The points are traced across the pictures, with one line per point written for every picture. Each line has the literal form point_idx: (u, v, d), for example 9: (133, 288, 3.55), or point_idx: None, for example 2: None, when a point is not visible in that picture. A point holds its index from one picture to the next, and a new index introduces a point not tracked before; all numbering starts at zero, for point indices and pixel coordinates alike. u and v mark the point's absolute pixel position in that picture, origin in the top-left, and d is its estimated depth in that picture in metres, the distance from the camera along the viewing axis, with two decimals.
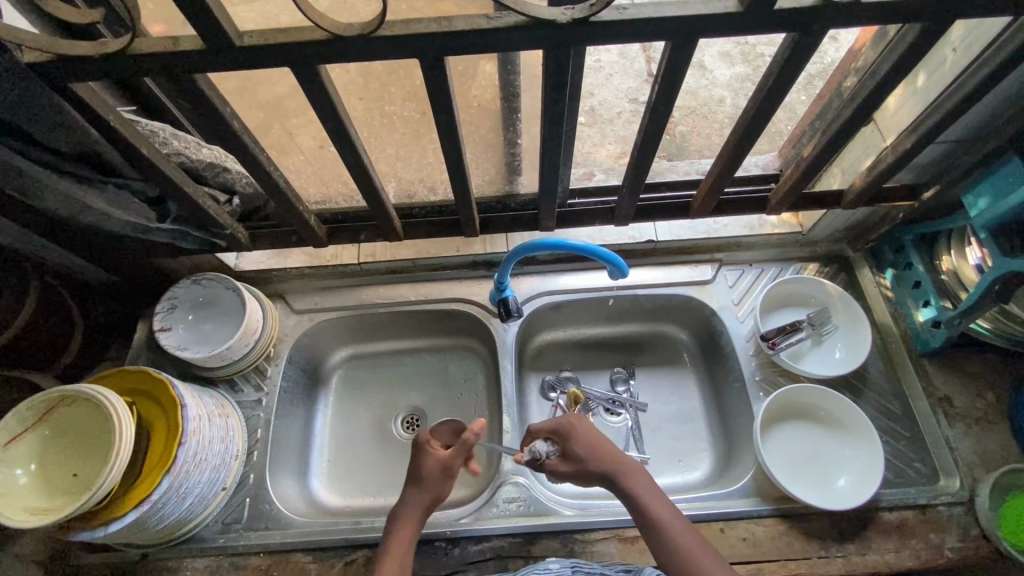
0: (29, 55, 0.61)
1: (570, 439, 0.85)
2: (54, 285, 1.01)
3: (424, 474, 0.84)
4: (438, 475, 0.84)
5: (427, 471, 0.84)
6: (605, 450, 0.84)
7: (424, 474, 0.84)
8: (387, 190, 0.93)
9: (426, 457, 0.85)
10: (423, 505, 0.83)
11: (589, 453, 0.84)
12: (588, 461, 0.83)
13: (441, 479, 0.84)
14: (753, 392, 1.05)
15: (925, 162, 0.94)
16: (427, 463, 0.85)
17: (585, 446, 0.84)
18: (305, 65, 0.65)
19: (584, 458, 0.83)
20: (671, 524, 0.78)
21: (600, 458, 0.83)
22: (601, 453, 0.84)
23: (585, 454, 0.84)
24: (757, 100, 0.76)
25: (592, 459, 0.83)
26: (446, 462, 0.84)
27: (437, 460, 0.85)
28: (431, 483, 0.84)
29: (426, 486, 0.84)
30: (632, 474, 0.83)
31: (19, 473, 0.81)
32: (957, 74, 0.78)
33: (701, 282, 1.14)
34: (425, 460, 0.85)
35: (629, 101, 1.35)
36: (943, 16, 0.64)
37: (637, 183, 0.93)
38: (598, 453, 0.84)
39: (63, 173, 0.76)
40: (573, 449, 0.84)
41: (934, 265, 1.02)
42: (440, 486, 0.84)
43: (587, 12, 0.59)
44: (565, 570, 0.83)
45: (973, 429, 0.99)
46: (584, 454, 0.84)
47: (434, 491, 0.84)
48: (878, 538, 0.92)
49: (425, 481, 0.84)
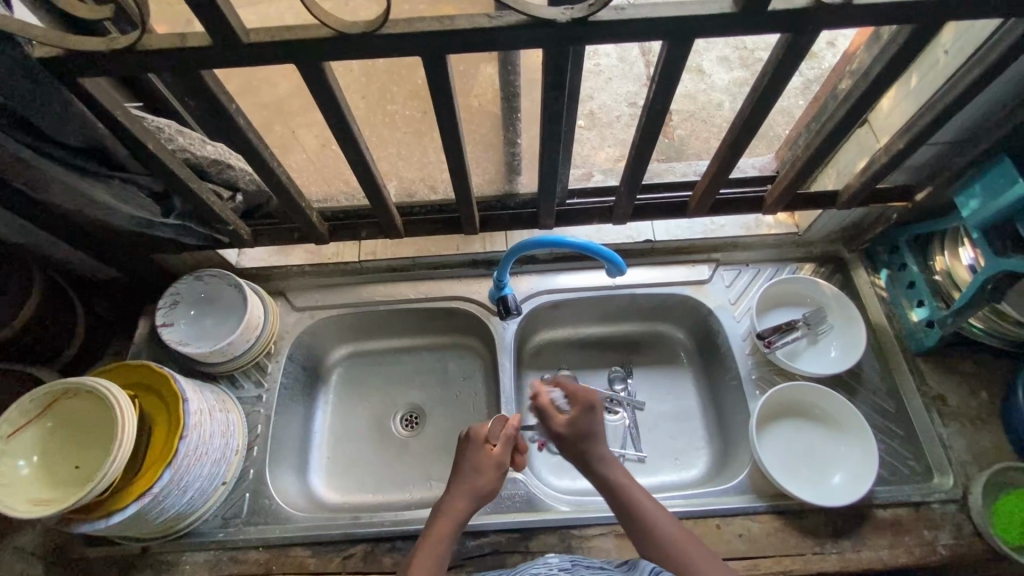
0: (38, 49, 0.62)
1: (589, 408, 0.90)
2: (57, 280, 1.02)
3: (477, 469, 0.86)
4: (492, 472, 0.86)
5: (479, 468, 0.86)
6: (602, 433, 0.89)
7: (475, 471, 0.86)
8: (388, 188, 0.94)
9: (482, 454, 0.87)
10: (469, 500, 0.84)
11: (592, 423, 0.89)
12: (585, 433, 0.88)
13: (492, 475, 0.86)
14: (749, 390, 1.06)
15: (918, 163, 0.95)
16: (481, 460, 0.87)
17: (583, 417, 0.89)
18: (310, 62, 0.66)
19: (585, 425, 0.88)
20: (660, 524, 0.80)
21: (597, 436, 0.89)
22: (601, 429, 0.89)
23: (583, 422, 0.89)
24: (754, 100, 0.77)
25: (591, 431, 0.88)
26: (500, 460, 0.87)
27: (492, 458, 0.87)
28: (484, 479, 0.85)
29: (478, 483, 0.85)
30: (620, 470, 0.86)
31: (21, 465, 0.82)
32: (949, 75, 0.80)
33: (699, 282, 1.16)
34: (479, 457, 0.87)
35: (628, 105, 1.37)
36: (933, 19, 0.65)
37: (635, 182, 0.95)
38: (593, 426, 0.89)
39: (70, 167, 0.77)
40: (586, 417, 0.89)
41: (928, 265, 1.03)
42: (488, 484, 0.85)
43: (586, 11, 0.61)
44: (566, 563, 0.85)
45: (967, 428, 1.00)
46: (580, 423, 0.89)
47: (483, 488, 0.85)
48: (871, 535, 0.93)
49: (476, 477, 0.85)
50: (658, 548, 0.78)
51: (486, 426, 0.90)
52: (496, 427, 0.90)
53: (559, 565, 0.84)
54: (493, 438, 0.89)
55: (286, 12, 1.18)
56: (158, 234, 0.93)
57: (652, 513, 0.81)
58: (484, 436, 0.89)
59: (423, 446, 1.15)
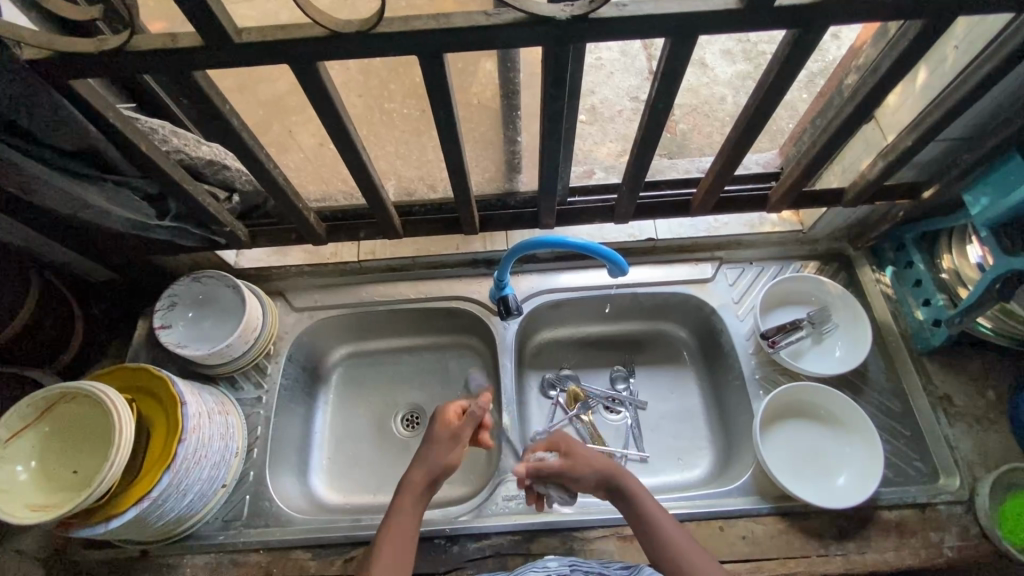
0: (28, 52, 0.61)
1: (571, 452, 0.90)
2: (54, 282, 1.01)
3: (438, 442, 0.89)
4: (448, 443, 0.89)
5: (437, 441, 0.89)
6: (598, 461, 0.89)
7: (434, 442, 0.89)
8: (387, 188, 0.93)
9: (439, 428, 0.90)
10: (429, 471, 0.87)
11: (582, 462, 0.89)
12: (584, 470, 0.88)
13: (450, 447, 0.89)
14: (753, 390, 1.05)
15: (926, 160, 0.94)
16: (438, 433, 0.90)
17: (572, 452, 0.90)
18: (304, 62, 0.65)
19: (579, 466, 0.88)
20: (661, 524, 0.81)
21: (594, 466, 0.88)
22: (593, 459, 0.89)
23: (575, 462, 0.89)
24: (758, 97, 0.76)
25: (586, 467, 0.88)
26: (456, 432, 0.90)
27: (447, 430, 0.90)
28: (440, 450, 0.88)
29: (434, 454, 0.88)
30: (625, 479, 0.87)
31: (19, 470, 0.82)
32: (958, 71, 0.78)
33: (702, 280, 1.14)
34: (436, 430, 0.90)
35: (630, 99, 1.35)
36: (943, 14, 0.63)
37: (638, 181, 0.93)
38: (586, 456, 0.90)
39: (64, 170, 0.76)
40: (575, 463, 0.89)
41: (935, 263, 1.01)
42: (449, 454, 0.88)
43: (587, 8, 0.59)
44: (565, 568, 0.85)
45: (974, 428, 0.99)
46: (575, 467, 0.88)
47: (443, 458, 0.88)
48: (877, 537, 0.92)
49: (434, 448, 0.88)
50: (660, 550, 0.79)
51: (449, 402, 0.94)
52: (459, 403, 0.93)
53: (557, 570, 0.85)
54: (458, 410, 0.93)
55: (281, 9, 1.17)
56: (155, 236, 0.92)
57: (653, 513, 0.82)
58: (450, 409, 0.92)
59: None
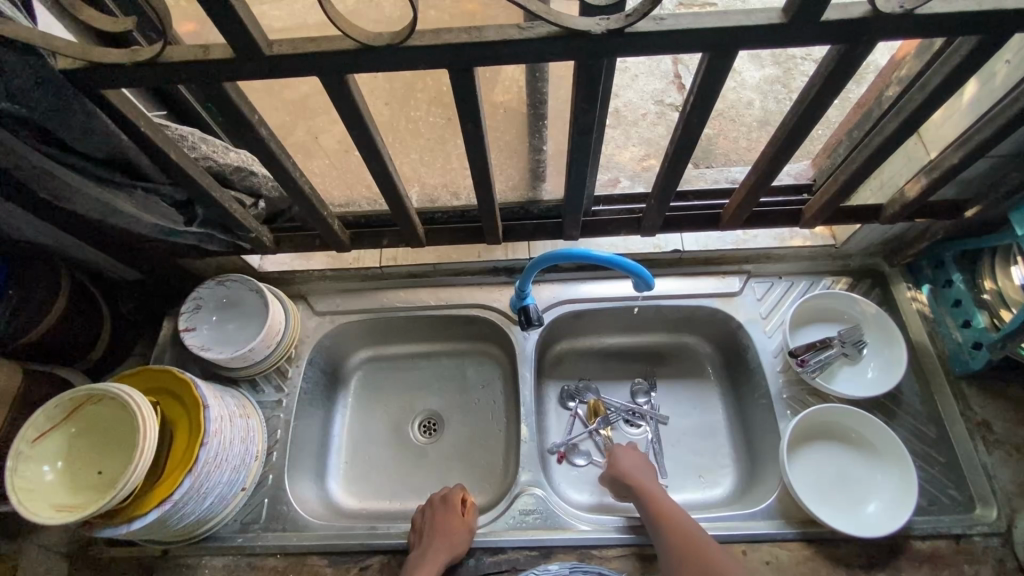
0: (62, 62, 0.61)
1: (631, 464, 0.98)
2: (84, 282, 1.02)
3: (452, 527, 0.93)
4: (464, 533, 0.93)
5: (453, 527, 0.93)
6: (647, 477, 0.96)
7: (451, 529, 0.93)
8: (411, 196, 0.92)
9: (456, 517, 0.94)
10: (447, 557, 0.90)
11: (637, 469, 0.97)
12: (628, 466, 0.97)
13: (464, 534, 0.93)
14: (780, 410, 1.02)
15: (970, 177, 0.90)
16: (455, 521, 0.94)
17: (639, 457, 1.00)
18: (334, 74, 0.64)
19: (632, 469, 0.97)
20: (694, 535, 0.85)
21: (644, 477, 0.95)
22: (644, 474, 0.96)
23: (629, 458, 0.99)
24: (797, 112, 0.73)
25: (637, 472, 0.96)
26: (468, 523, 0.95)
27: (462, 519, 0.95)
28: (459, 538, 0.92)
29: (452, 541, 0.91)
30: (659, 491, 0.93)
31: (45, 470, 0.82)
32: (1009, 88, 0.74)
33: (729, 294, 1.12)
34: (451, 518, 0.94)
35: (655, 102, 1.32)
36: (1001, 30, 0.60)
37: (667, 193, 0.91)
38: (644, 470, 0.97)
39: (94, 177, 0.76)
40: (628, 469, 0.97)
41: (976, 284, 0.98)
42: (461, 542, 0.92)
43: (623, 23, 0.57)
44: (565, 570, 0.90)
45: (1013, 456, 0.95)
46: (629, 459, 0.99)
47: (458, 548, 0.92)
48: (908, 567, 0.89)
49: (453, 535, 0.92)
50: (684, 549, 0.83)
51: (453, 493, 1.00)
52: (463, 498, 0.99)
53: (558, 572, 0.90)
54: (462, 501, 0.99)
55: (309, 12, 1.18)
56: (181, 240, 0.93)
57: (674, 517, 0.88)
58: (459, 500, 0.98)
59: (441, 453, 1.14)
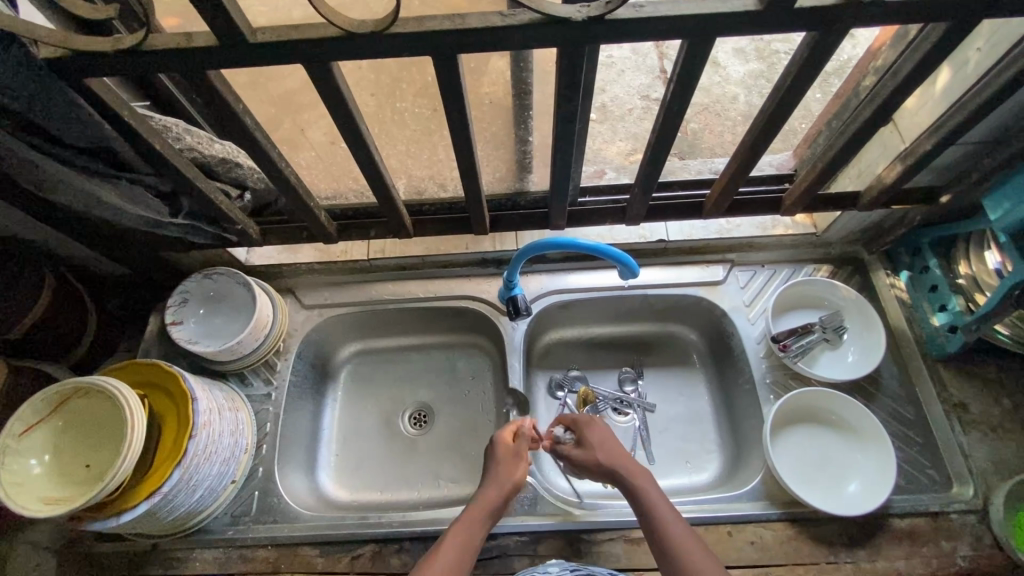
0: (44, 50, 0.61)
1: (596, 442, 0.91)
2: (67, 276, 1.01)
3: (502, 462, 0.90)
4: (515, 462, 0.90)
5: (504, 459, 0.90)
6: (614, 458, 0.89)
7: (502, 465, 0.89)
8: (397, 187, 0.93)
9: (505, 450, 0.91)
10: (502, 490, 0.86)
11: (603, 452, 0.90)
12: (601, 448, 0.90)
13: (515, 464, 0.89)
14: (763, 395, 1.04)
15: (945, 163, 0.92)
16: (501, 452, 0.91)
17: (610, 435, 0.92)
18: (318, 62, 0.65)
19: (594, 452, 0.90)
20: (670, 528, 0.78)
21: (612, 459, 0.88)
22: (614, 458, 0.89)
23: (598, 437, 0.92)
24: (775, 101, 0.75)
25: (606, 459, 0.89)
26: (518, 451, 0.91)
27: (512, 450, 0.91)
28: (514, 468, 0.89)
29: (504, 474, 0.88)
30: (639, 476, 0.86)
31: (33, 463, 0.82)
32: (980, 75, 0.76)
33: (712, 283, 1.14)
34: (502, 451, 0.91)
35: (641, 97, 1.34)
36: (968, 15, 0.62)
37: (651, 183, 0.92)
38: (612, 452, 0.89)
39: (76, 167, 0.76)
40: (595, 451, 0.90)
41: (952, 268, 1.00)
42: (517, 473, 0.88)
43: (603, 10, 0.59)
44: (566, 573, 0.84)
45: (989, 436, 0.98)
46: (599, 438, 0.91)
47: (514, 476, 0.88)
48: (888, 545, 0.91)
49: (507, 468, 0.89)
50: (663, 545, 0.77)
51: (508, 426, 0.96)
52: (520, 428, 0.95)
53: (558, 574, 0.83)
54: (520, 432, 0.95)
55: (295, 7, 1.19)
56: (167, 233, 0.93)
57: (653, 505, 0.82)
58: (506, 431, 0.94)
59: (431, 444, 1.14)
